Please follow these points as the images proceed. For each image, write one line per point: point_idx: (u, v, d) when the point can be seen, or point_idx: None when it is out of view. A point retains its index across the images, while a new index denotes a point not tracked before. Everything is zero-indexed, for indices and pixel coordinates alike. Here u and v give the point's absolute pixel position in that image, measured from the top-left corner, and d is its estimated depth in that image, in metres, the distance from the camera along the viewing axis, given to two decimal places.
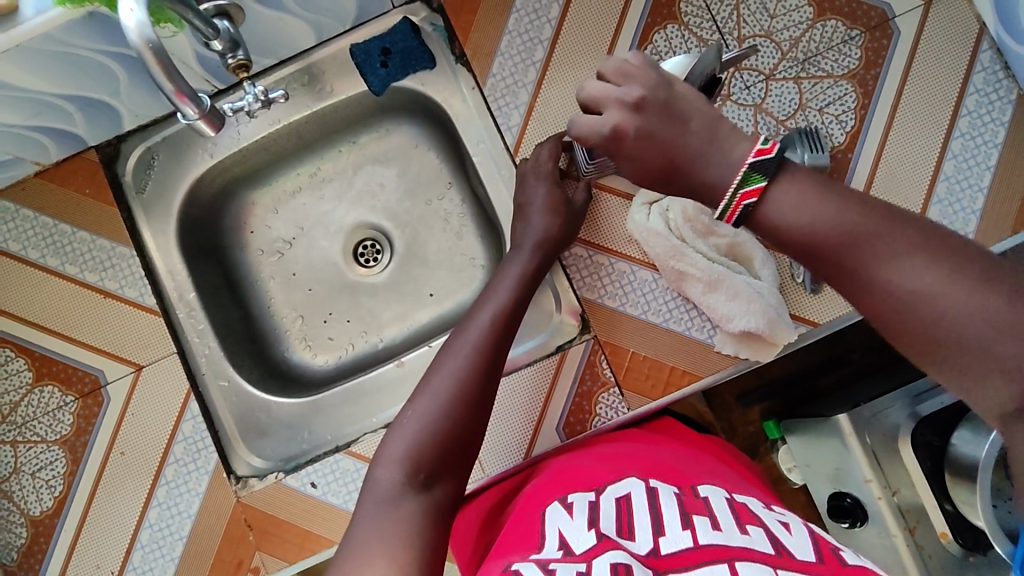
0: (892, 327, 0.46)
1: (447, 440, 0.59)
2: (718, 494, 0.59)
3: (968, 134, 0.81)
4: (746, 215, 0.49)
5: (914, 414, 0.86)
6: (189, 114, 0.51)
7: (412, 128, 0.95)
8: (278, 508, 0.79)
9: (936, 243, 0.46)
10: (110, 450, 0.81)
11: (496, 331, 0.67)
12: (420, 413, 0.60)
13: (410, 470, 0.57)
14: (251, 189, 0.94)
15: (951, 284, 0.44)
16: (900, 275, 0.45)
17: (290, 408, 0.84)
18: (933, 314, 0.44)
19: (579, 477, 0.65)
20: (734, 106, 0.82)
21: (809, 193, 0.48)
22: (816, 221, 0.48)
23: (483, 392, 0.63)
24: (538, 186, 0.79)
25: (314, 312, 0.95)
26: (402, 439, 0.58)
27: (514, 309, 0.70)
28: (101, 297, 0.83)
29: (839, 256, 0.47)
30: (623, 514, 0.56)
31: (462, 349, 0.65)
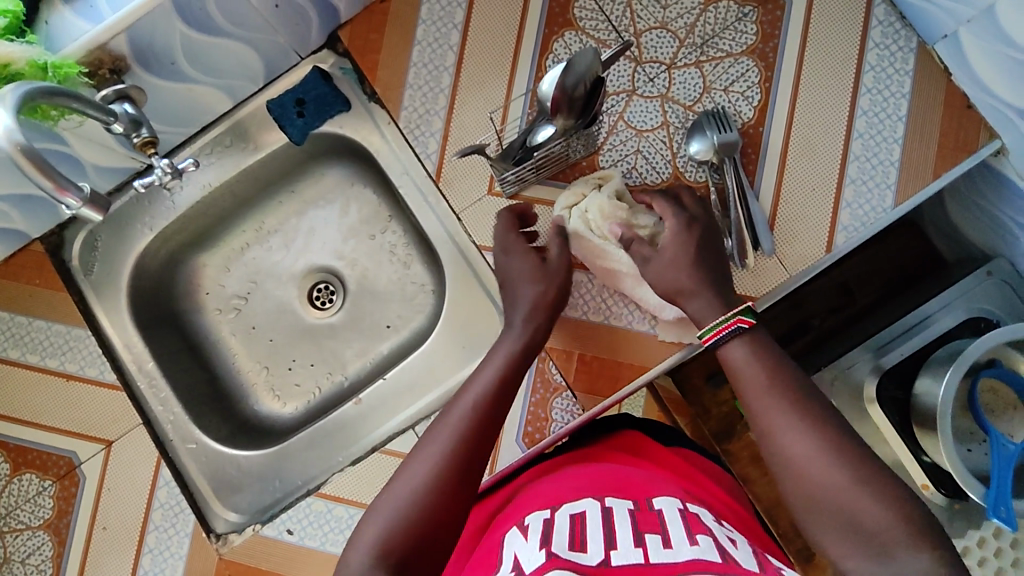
0: (787, 472, 0.58)
1: (426, 520, 0.56)
2: (672, 507, 0.60)
3: (874, 89, 0.82)
4: (720, 338, 0.67)
5: (877, 367, 0.92)
6: (73, 205, 0.54)
7: (344, 169, 0.98)
8: (260, 559, 0.82)
9: (840, 436, 0.58)
10: (93, 526, 0.83)
11: (491, 405, 0.63)
12: (403, 490, 0.57)
13: (379, 554, 0.53)
14: (199, 253, 0.97)
15: (831, 459, 0.57)
16: (799, 443, 0.58)
17: (257, 460, 0.85)
18: (817, 473, 0.57)
19: (539, 499, 0.65)
20: (641, 100, 0.83)
21: (757, 349, 0.65)
22: (760, 372, 0.63)
23: (469, 467, 0.59)
24: (518, 258, 0.76)
25: (278, 361, 0.98)
26: (376, 524, 0.55)
27: (507, 377, 0.66)
28: (65, 381, 0.86)
29: (763, 407, 0.61)
30: (576, 531, 0.55)
31: (450, 419, 0.62)
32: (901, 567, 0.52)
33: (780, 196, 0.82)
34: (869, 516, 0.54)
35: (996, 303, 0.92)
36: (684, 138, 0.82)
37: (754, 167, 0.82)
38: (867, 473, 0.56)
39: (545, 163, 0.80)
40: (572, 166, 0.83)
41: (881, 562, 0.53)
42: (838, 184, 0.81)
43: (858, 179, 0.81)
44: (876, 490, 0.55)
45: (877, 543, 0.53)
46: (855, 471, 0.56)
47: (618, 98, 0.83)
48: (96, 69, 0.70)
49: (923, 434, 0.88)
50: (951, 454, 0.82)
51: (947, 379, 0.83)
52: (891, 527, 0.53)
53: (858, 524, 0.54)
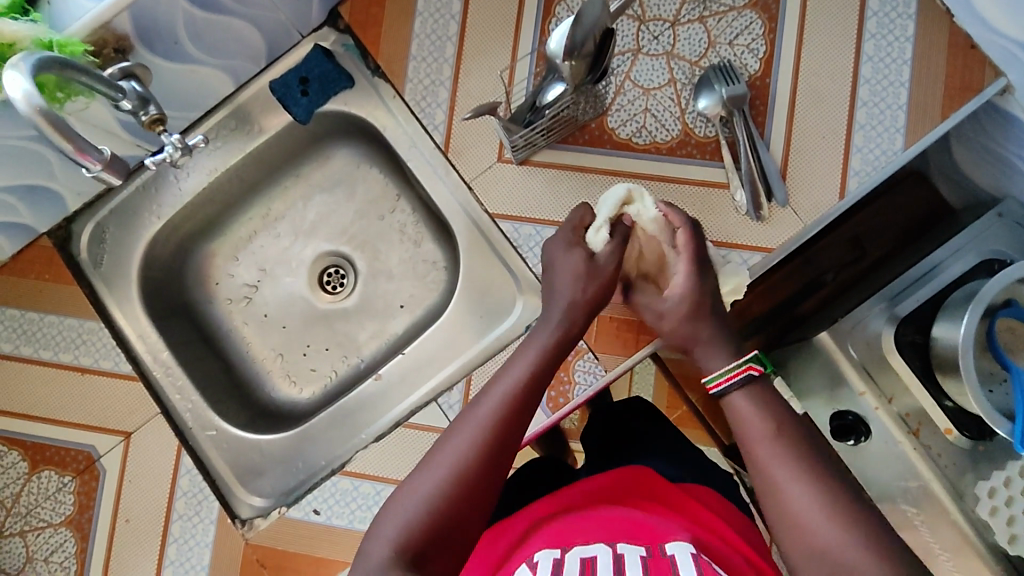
0: (785, 527, 0.57)
1: (439, 525, 0.56)
2: (685, 549, 0.56)
3: (878, 34, 0.82)
4: (729, 384, 0.65)
5: (893, 316, 0.91)
6: (92, 167, 0.58)
7: (349, 150, 0.97)
8: (287, 542, 0.80)
9: (841, 497, 0.57)
10: (116, 519, 0.82)
11: (513, 415, 0.62)
12: (418, 494, 0.58)
13: (398, 548, 0.55)
14: (207, 242, 0.96)
15: (836, 517, 0.56)
16: (805, 497, 0.57)
17: (280, 443, 0.84)
18: (815, 530, 0.56)
19: (552, 535, 0.61)
20: (647, 58, 0.83)
21: (767, 402, 0.64)
22: (761, 420, 0.62)
23: (488, 476, 0.59)
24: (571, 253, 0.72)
25: (292, 348, 0.97)
26: (394, 519, 0.57)
27: (533, 381, 0.64)
28: (79, 374, 0.85)
29: (765, 458, 0.60)
30: (586, 574, 0.53)
31: (473, 424, 0.61)
32: None
33: (790, 145, 0.81)
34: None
35: (1009, 244, 0.92)
36: (692, 94, 0.82)
37: (763, 120, 0.82)
38: (872, 535, 0.55)
39: (554, 125, 0.80)
40: (581, 128, 0.83)
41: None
42: (847, 131, 0.81)
43: (867, 124, 0.81)
44: (881, 553, 0.54)
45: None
46: (862, 531, 0.55)
47: (624, 57, 0.83)
48: (101, 49, 0.71)
49: (944, 380, 0.88)
50: (978, 392, 0.81)
51: (966, 319, 0.83)
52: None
53: None
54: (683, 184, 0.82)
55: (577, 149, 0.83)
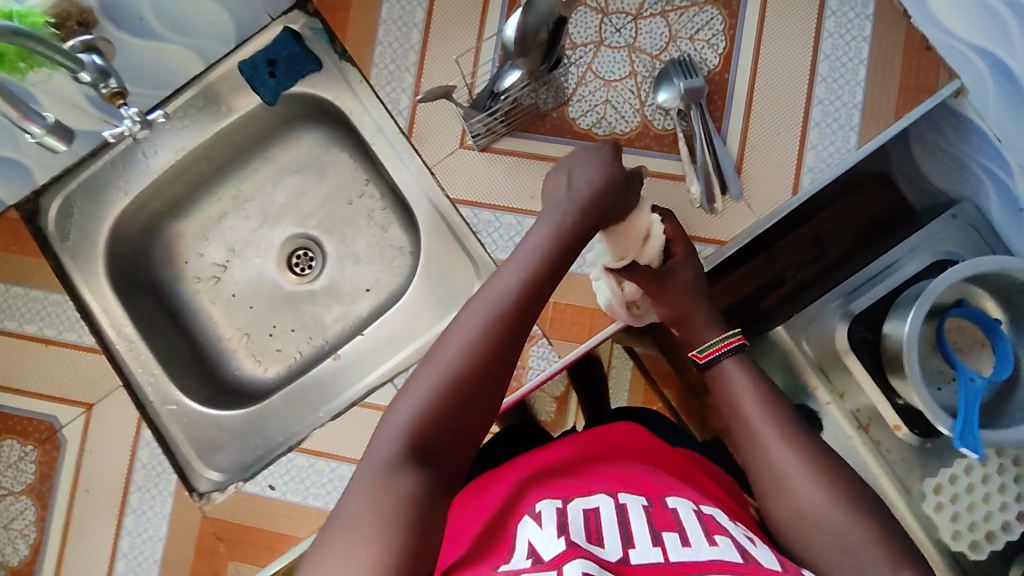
0: (772, 480, 0.64)
1: (449, 412, 0.57)
2: (686, 506, 0.58)
3: (836, 33, 0.84)
4: (716, 355, 0.74)
5: (848, 312, 0.93)
6: (36, 131, 0.66)
7: (319, 134, 0.99)
8: (243, 515, 0.82)
9: (821, 457, 0.64)
10: (75, 489, 0.84)
11: (513, 307, 0.62)
12: (418, 392, 0.58)
13: (407, 441, 0.55)
14: (176, 221, 0.98)
15: (814, 471, 0.63)
16: (785, 454, 0.65)
17: (239, 420, 0.86)
18: (798, 482, 0.63)
19: (545, 486, 0.61)
20: (609, 50, 0.84)
21: (750, 370, 0.72)
22: (748, 387, 0.71)
23: (491, 366, 0.59)
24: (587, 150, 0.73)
25: (258, 328, 0.98)
26: (402, 411, 0.57)
27: (534, 272, 0.64)
28: (43, 346, 0.86)
29: (756, 420, 0.68)
30: (591, 524, 0.54)
31: (480, 314, 0.61)
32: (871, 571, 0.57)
33: (746, 139, 0.83)
34: (845, 526, 0.59)
35: (964, 246, 0.93)
36: (652, 87, 0.84)
37: (720, 114, 0.83)
38: (846, 487, 0.62)
39: (513, 112, 0.81)
40: (541, 117, 0.84)
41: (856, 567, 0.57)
42: (802, 128, 0.83)
43: (822, 121, 0.83)
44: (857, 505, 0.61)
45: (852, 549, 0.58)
46: (837, 482, 0.62)
47: (586, 49, 0.84)
48: (63, 22, 0.74)
49: (893, 376, 0.90)
50: (920, 390, 0.83)
51: (913, 314, 0.84)
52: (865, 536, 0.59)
53: (841, 536, 0.59)
54: None
55: (537, 137, 0.84)
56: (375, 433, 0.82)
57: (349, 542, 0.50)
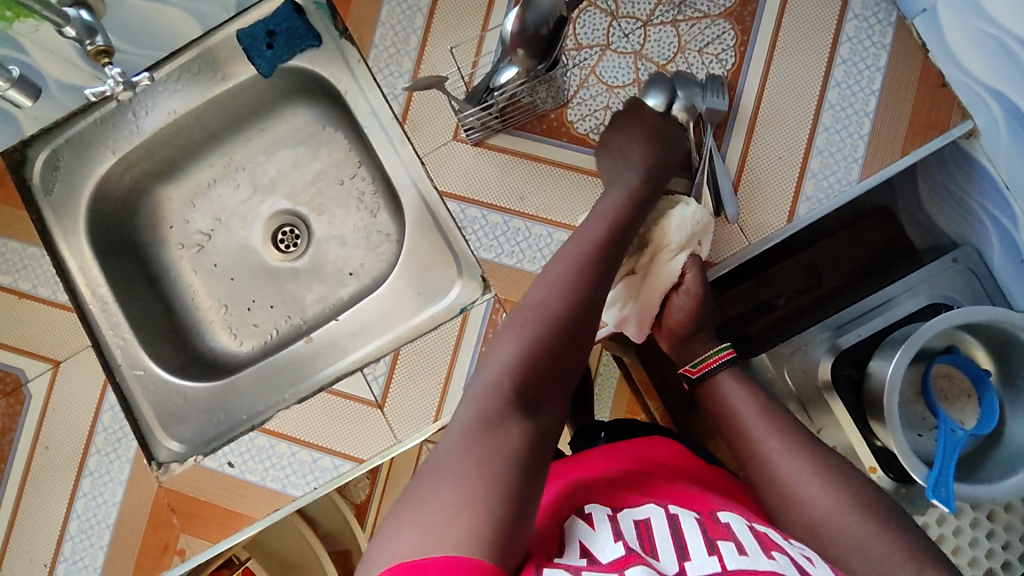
0: (784, 489, 0.67)
1: (544, 364, 0.61)
2: (738, 521, 0.57)
3: (849, 60, 0.81)
4: (709, 368, 0.78)
5: (834, 346, 0.92)
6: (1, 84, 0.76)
7: (316, 111, 0.97)
8: (198, 489, 0.81)
9: (834, 467, 0.67)
10: (36, 445, 0.83)
11: (585, 282, 0.67)
12: (504, 356, 0.60)
13: (511, 389, 0.58)
14: (165, 184, 0.97)
15: (822, 478, 0.66)
16: (793, 463, 0.68)
17: (205, 392, 0.85)
18: (811, 491, 0.65)
19: (592, 496, 0.62)
20: (614, 55, 0.82)
21: (744, 382, 0.77)
22: (749, 399, 0.75)
23: (575, 325, 0.64)
24: (629, 142, 0.78)
25: (237, 301, 0.97)
26: (497, 364, 0.60)
27: (598, 251, 0.69)
28: (16, 298, 0.86)
29: (761, 429, 0.71)
30: (646, 537, 0.54)
31: (558, 280, 0.67)
32: None
33: (746, 160, 0.80)
34: (864, 529, 0.62)
35: (959, 290, 0.91)
36: (655, 98, 0.82)
37: (722, 131, 0.81)
38: (856, 488, 0.65)
39: (508, 110, 0.80)
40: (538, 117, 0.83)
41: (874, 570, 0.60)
42: (805, 154, 0.80)
43: (826, 150, 0.80)
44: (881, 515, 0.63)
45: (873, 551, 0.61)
46: (848, 486, 0.65)
47: (592, 51, 0.82)
48: None
49: (874, 421, 0.88)
50: (897, 433, 0.81)
51: (897, 357, 0.82)
52: (884, 536, 0.62)
53: (865, 544, 0.61)
54: None
55: (532, 136, 0.83)
56: (338, 419, 0.81)
57: (444, 500, 0.48)
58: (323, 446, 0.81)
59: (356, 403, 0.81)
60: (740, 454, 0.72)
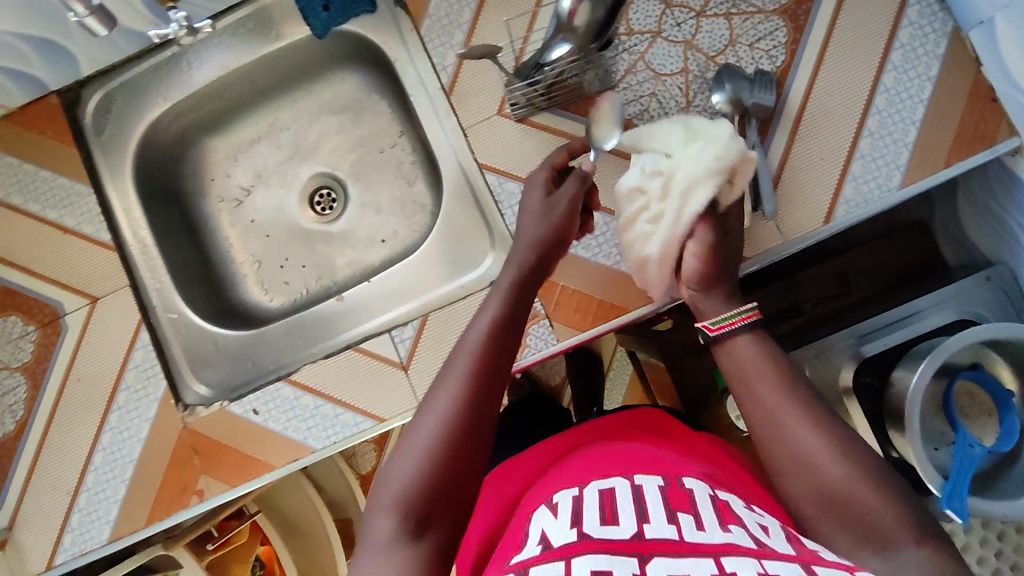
0: (788, 465, 0.59)
1: (442, 477, 0.56)
2: (703, 489, 0.58)
3: (901, 67, 0.81)
4: (731, 330, 0.67)
5: (857, 354, 0.92)
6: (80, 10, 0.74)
7: (362, 78, 0.99)
8: (222, 433, 0.83)
9: (847, 442, 0.58)
10: (67, 377, 0.86)
11: (485, 370, 0.61)
12: (398, 481, 0.56)
13: (403, 515, 0.55)
14: (210, 137, 0.99)
15: (838, 453, 0.57)
16: (806, 435, 0.59)
17: (235, 339, 0.87)
18: (816, 468, 0.57)
19: (565, 475, 0.66)
20: (665, 43, 0.83)
21: (764, 345, 0.66)
22: (762, 365, 0.65)
23: (478, 422, 0.59)
24: (530, 220, 0.73)
25: (270, 258, 0.99)
26: (395, 482, 0.56)
27: (494, 337, 0.64)
28: (61, 233, 0.88)
29: (772, 399, 0.62)
30: (607, 505, 0.55)
31: (458, 369, 0.62)
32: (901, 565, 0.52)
33: (788, 157, 0.80)
34: (876, 511, 0.54)
35: (991, 309, 0.91)
36: (705, 87, 0.82)
37: (767, 128, 0.81)
38: (869, 465, 0.57)
39: (555, 91, 0.81)
40: (584, 98, 0.83)
41: (882, 556, 0.53)
42: (847, 156, 0.80)
43: (869, 154, 0.80)
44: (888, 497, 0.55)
45: (883, 535, 0.53)
46: (861, 463, 0.57)
47: (642, 38, 0.83)
48: None
49: (892, 430, 0.87)
50: (915, 445, 0.80)
51: (921, 369, 0.81)
52: (897, 520, 0.54)
53: (868, 524, 0.54)
54: None
55: (575, 117, 0.83)
56: (362, 377, 0.83)
57: None
58: (346, 403, 0.83)
59: (381, 363, 0.83)
60: (748, 421, 0.64)
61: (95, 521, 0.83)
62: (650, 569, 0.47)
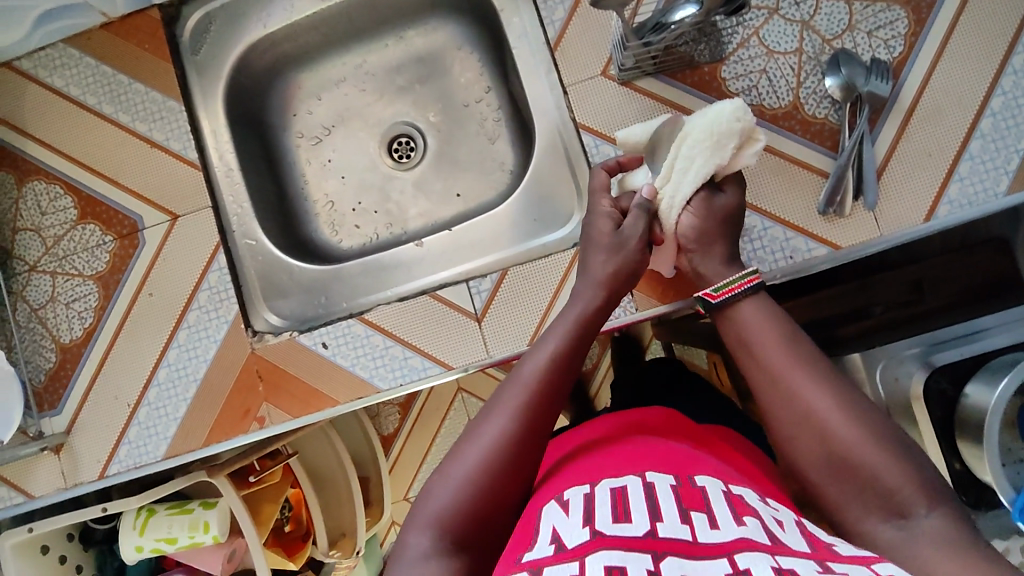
0: (801, 433, 0.56)
1: (490, 496, 0.53)
2: (715, 486, 0.53)
3: (1021, 71, 0.78)
4: (731, 296, 0.64)
5: (928, 362, 0.90)
6: None
7: (457, 28, 0.97)
8: (289, 362, 0.84)
9: (857, 407, 0.56)
10: (140, 290, 0.86)
11: (543, 393, 0.58)
12: (439, 500, 0.53)
13: (445, 530, 0.52)
14: (298, 71, 0.98)
15: (850, 418, 0.55)
16: (815, 402, 0.56)
17: (311, 273, 0.88)
18: (830, 435, 0.55)
19: (570, 472, 0.59)
20: (781, 21, 0.81)
21: (772, 308, 0.62)
22: (770, 326, 0.61)
23: (530, 443, 0.56)
24: (597, 255, 0.68)
25: (344, 200, 0.98)
26: (440, 494, 0.53)
27: (557, 372, 0.59)
28: (147, 147, 0.88)
29: (781, 362, 0.59)
30: (619, 502, 0.49)
31: (516, 386, 0.59)
32: (918, 530, 0.50)
33: (894, 150, 0.79)
34: (883, 477, 0.52)
35: None
36: (817, 71, 0.80)
37: (876, 118, 0.80)
38: (880, 432, 0.54)
39: (662, 55, 0.78)
40: (690, 68, 0.82)
41: (895, 521, 0.51)
42: (954, 157, 0.78)
43: (977, 157, 0.78)
44: (903, 461, 0.53)
45: (895, 501, 0.52)
46: (872, 430, 0.54)
47: (759, 13, 0.81)
48: None
49: (962, 442, 0.87)
50: (991, 458, 0.81)
51: (1004, 383, 0.81)
52: (904, 485, 0.52)
53: (880, 489, 0.52)
54: (774, 155, 0.81)
55: (680, 86, 0.82)
56: (435, 323, 0.82)
57: None
58: (417, 347, 0.82)
59: (456, 312, 0.82)
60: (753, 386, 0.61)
61: (152, 436, 0.84)
62: (665, 568, 0.42)
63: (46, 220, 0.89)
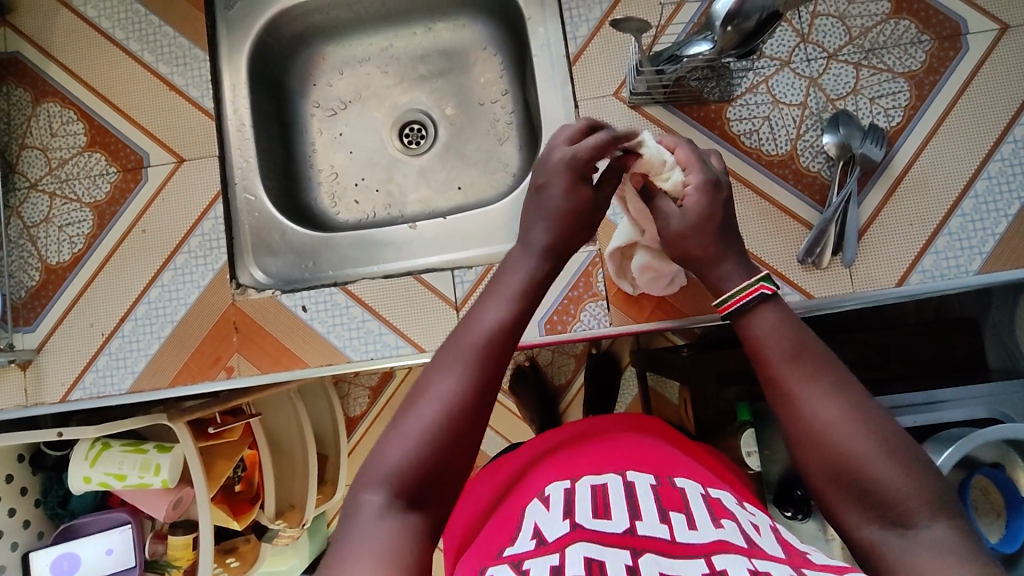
0: (805, 447, 0.51)
1: (443, 446, 0.50)
2: (694, 488, 0.54)
3: (1008, 159, 0.81)
4: (740, 306, 0.57)
5: None
6: None
7: (485, 29, 1.00)
8: (264, 319, 0.85)
9: (861, 414, 0.50)
10: (134, 225, 0.88)
11: (498, 345, 0.55)
12: (388, 455, 0.50)
13: (396, 484, 0.49)
14: (326, 43, 1.01)
15: (856, 427, 0.50)
16: (822, 408, 0.51)
17: (303, 237, 0.90)
18: (835, 447, 0.50)
19: (549, 468, 0.60)
20: (790, 74, 0.85)
21: (792, 313, 0.56)
22: (780, 332, 0.55)
23: (485, 393, 0.53)
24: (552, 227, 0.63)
25: (348, 174, 1.00)
26: (393, 450, 0.50)
27: (508, 331, 0.56)
28: (166, 88, 0.90)
29: (789, 372, 0.53)
30: (598, 498, 0.51)
31: (468, 337, 0.55)
32: (920, 540, 0.46)
33: (878, 215, 0.82)
34: (891, 487, 0.47)
35: (1017, 411, 0.88)
36: (817, 126, 0.84)
37: (865, 181, 0.83)
38: (895, 442, 0.49)
39: (675, 88, 0.82)
40: (698, 103, 0.85)
41: (896, 531, 0.47)
42: (933, 230, 0.81)
43: (956, 233, 0.81)
44: (910, 470, 0.48)
45: (897, 511, 0.47)
46: (879, 438, 0.49)
47: (771, 63, 0.85)
48: None
49: None
50: None
51: (949, 452, 0.79)
52: (914, 496, 0.47)
53: (887, 498, 0.47)
54: (763, 198, 0.84)
55: (687, 119, 0.86)
56: (413, 304, 0.85)
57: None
58: (392, 324, 0.84)
59: (436, 297, 0.84)
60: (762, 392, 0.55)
61: (120, 368, 0.86)
62: (641, 564, 0.44)
63: (53, 142, 0.90)
